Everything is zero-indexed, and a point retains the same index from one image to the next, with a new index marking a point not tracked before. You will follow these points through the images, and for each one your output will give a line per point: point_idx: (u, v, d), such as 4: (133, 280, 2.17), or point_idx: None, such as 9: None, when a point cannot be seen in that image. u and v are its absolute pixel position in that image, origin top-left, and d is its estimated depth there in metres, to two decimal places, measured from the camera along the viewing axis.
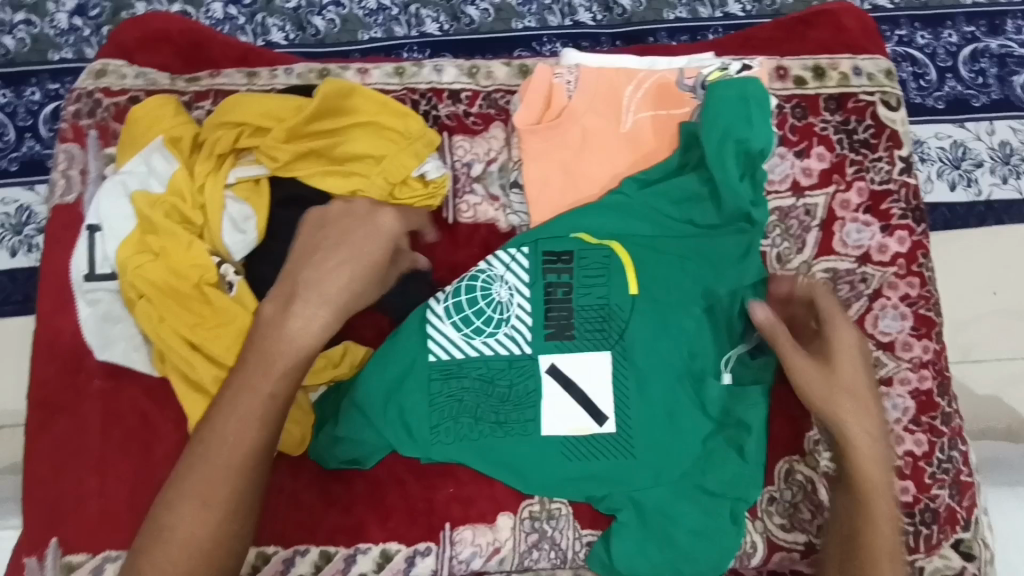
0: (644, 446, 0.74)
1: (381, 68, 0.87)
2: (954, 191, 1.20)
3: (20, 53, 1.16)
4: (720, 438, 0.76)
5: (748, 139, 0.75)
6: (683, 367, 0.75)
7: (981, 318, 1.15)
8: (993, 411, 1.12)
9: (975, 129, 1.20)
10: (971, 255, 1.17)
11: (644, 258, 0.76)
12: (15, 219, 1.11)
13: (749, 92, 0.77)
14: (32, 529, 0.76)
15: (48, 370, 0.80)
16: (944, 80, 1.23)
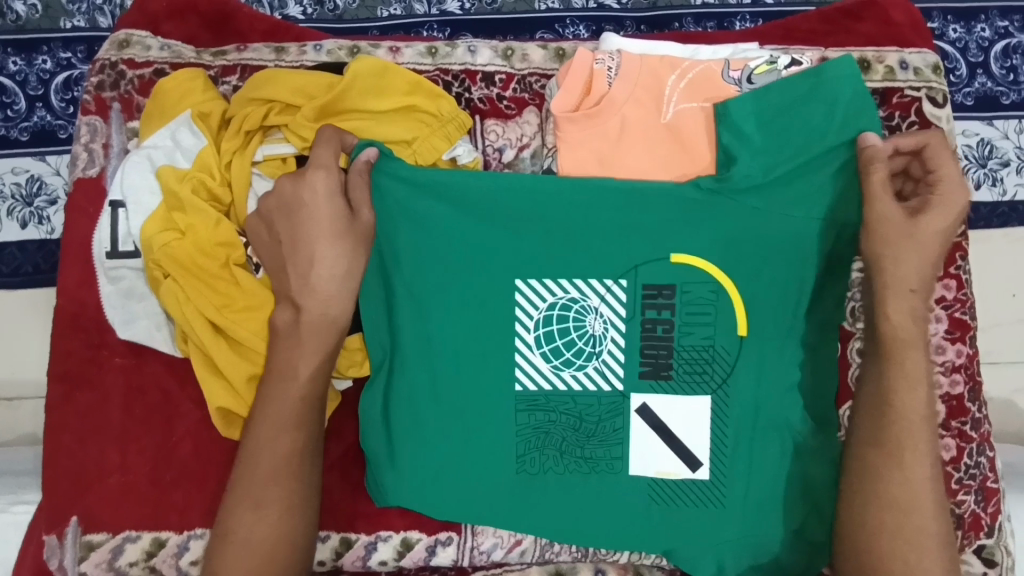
0: (732, 493, 0.75)
1: (412, 47, 0.84)
2: (978, 190, 1.18)
3: (31, 19, 1.13)
4: (779, 437, 0.75)
5: (828, 151, 0.72)
6: (780, 412, 0.75)
7: (1002, 320, 1.16)
8: (1003, 415, 1.16)
9: (1004, 128, 1.18)
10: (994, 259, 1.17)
11: (756, 280, 0.73)
12: (26, 190, 1.09)
13: (838, 98, 0.72)
14: (50, 507, 0.75)
15: (68, 347, 0.78)
16: (974, 77, 1.20)
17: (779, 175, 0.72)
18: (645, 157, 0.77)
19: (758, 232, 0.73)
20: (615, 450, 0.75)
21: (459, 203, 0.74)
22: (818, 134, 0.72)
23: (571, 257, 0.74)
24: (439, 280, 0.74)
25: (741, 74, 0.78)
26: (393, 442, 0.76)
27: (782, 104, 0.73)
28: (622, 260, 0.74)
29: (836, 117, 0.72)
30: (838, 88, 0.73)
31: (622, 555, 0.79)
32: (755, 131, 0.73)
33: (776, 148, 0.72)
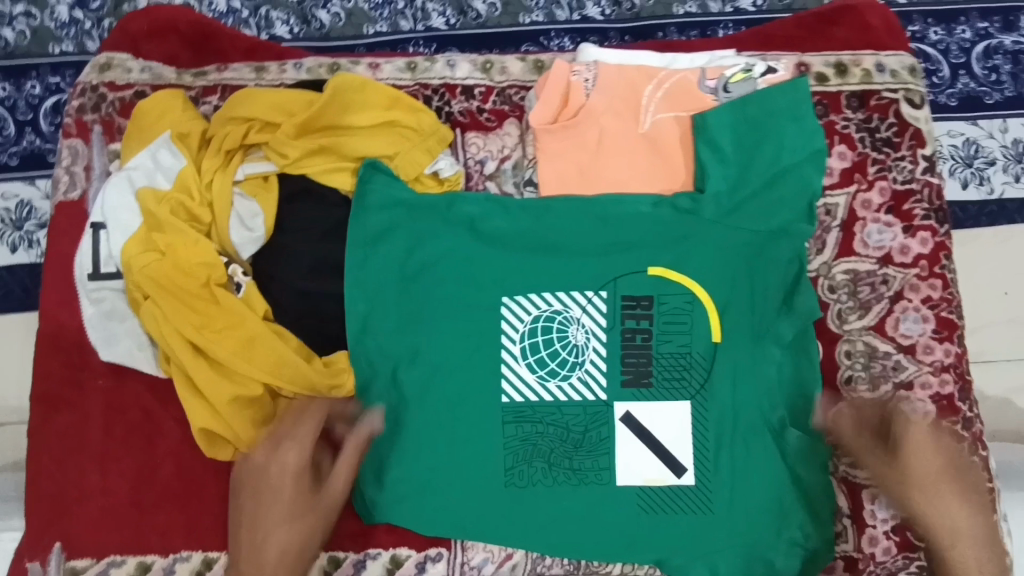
0: (720, 499, 0.76)
1: (392, 63, 0.85)
2: (966, 190, 1.18)
3: (20, 45, 1.14)
4: (766, 441, 0.77)
5: (794, 159, 0.75)
6: (759, 416, 0.77)
7: (998, 320, 1.15)
8: (1004, 415, 1.13)
9: (988, 128, 1.19)
10: (985, 259, 1.16)
11: (730, 286, 0.75)
12: (15, 215, 1.09)
13: (800, 108, 0.75)
14: (33, 534, 0.75)
15: (51, 371, 0.77)
16: (957, 78, 1.21)
17: (747, 186, 0.75)
18: (624, 165, 0.78)
19: (723, 238, 0.75)
20: (602, 461, 0.76)
21: (435, 218, 0.76)
22: (785, 143, 0.75)
23: (550, 268, 0.75)
24: (420, 295, 0.75)
25: (717, 83, 0.78)
26: (381, 459, 0.76)
27: (748, 123, 0.76)
28: (598, 268, 0.75)
29: (795, 126, 0.75)
30: (798, 111, 0.75)
31: (615, 566, 0.79)
32: (724, 139, 0.75)
33: (735, 157, 0.75)
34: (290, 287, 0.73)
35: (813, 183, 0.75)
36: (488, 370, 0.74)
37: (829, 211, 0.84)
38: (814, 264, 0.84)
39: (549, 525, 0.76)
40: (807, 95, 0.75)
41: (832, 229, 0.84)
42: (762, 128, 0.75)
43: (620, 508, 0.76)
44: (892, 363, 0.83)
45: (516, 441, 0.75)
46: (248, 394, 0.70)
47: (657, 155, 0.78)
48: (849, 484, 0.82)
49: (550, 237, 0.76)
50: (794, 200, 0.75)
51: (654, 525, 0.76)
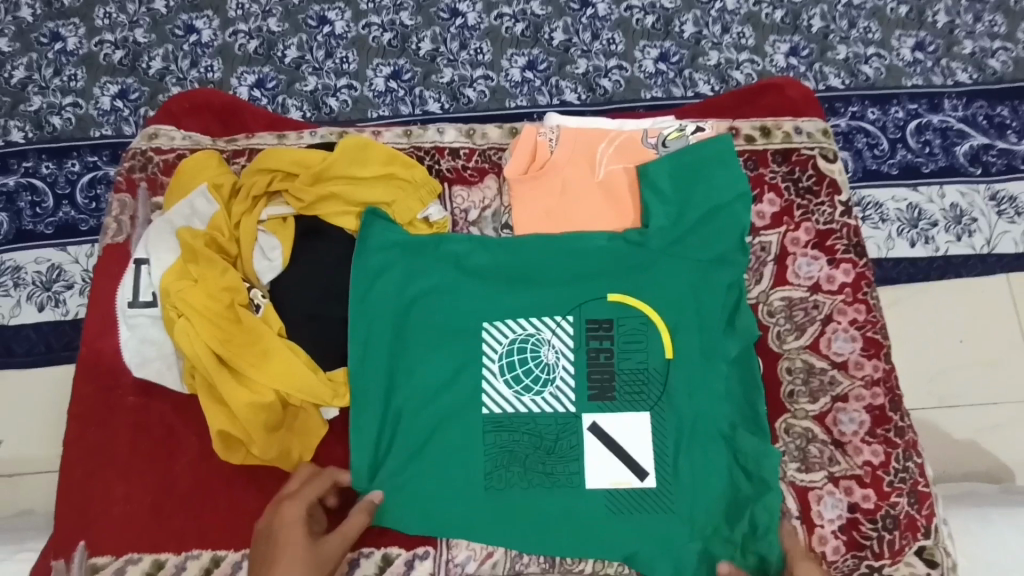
0: (681, 499, 0.83)
1: (392, 131, 1.02)
2: (914, 248, 1.34)
3: (65, 130, 1.34)
4: (718, 446, 0.85)
5: (727, 201, 0.90)
6: (712, 423, 0.85)
7: (956, 365, 1.28)
8: (971, 456, 1.24)
9: (928, 193, 1.37)
10: (936, 309, 1.31)
11: (681, 307, 0.87)
12: (45, 278, 1.24)
13: (725, 158, 0.91)
14: (60, 534, 0.83)
15: (88, 388, 0.88)
16: (896, 150, 1.40)
17: (688, 223, 0.89)
18: (585, 209, 0.93)
19: (667, 267, 0.88)
20: (572, 466, 0.84)
21: (426, 258, 0.89)
22: (717, 188, 0.90)
23: (524, 294, 0.88)
24: (411, 317, 0.87)
25: (658, 140, 0.96)
26: (372, 471, 0.85)
27: (683, 172, 0.91)
28: (566, 292, 0.88)
29: (725, 174, 0.91)
30: (724, 162, 0.91)
31: (586, 564, 0.86)
32: (667, 186, 0.91)
33: (676, 200, 0.90)
34: (304, 311, 0.87)
35: (742, 220, 0.90)
36: (469, 383, 0.85)
37: (763, 247, 0.98)
38: (753, 293, 0.97)
39: (519, 529, 0.83)
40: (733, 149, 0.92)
41: (767, 263, 0.98)
42: (698, 176, 0.91)
43: (590, 508, 0.83)
44: (829, 378, 0.94)
45: (496, 447, 0.84)
46: (262, 400, 0.81)
47: (610, 200, 0.93)
48: (798, 487, 0.90)
49: (522, 270, 0.89)
50: (727, 235, 0.89)
51: (621, 524, 0.83)
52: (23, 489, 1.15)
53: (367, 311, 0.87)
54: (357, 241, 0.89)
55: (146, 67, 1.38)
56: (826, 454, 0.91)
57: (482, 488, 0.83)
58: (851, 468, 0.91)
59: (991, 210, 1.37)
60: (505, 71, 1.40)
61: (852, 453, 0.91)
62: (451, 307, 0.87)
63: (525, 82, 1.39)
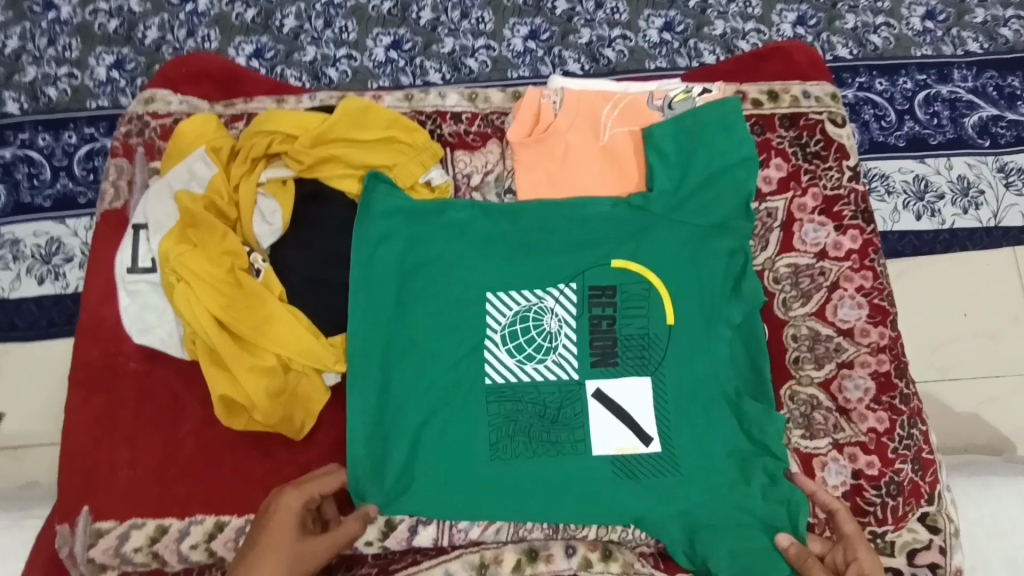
0: (688, 466, 0.82)
1: (392, 95, 1.00)
2: (920, 221, 1.33)
3: (61, 101, 1.31)
4: (724, 412, 0.84)
5: (733, 163, 0.89)
6: (717, 390, 0.84)
7: (959, 338, 1.27)
8: (973, 428, 1.24)
9: (935, 165, 1.35)
10: (939, 281, 1.30)
11: (685, 271, 0.86)
12: (45, 250, 1.23)
13: (731, 119, 0.89)
14: (65, 500, 0.83)
15: (89, 355, 0.88)
16: (903, 122, 1.38)
17: (693, 186, 0.88)
18: (589, 173, 0.92)
19: (670, 231, 0.87)
20: (576, 434, 0.82)
21: (429, 227, 0.87)
22: (723, 148, 0.89)
23: (528, 259, 0.86)
24: (414, 284, 0.86)
25: (663, 102, 0.94)
26: (370, 444, 0.82)
27: (688, 134, 0.90)
28: (571, 256, 0.87)
29: (730, 136, 0.89)
30: (729, 125, 0.89)
31: (590, 530, 0.86)
32: (674, 148, 0.89)
33: (680, 162, 0.89)
34: (306, 275, 0.86)
35: (747, 183, 0.88)
36: (471, 353, 0.84)
37: (770, 214, 0.97)
38: (758, 260, 0.96)
39: (521, 501, 0.82)
40: (740, 110, 0.90)
41: (773, 229, 0.96)
42: (704, 139, 0.89)
43: (595, 476, 0.82)
44: (835, 345, 0.93)
45: (499, 416, 0.82)
46: (264, 363, 0.81)
47: (614, 164, 0.92)
48: (802, 454, 0.90)
49: (524, 236, 0.88)
50: (732, 197, 0.88)
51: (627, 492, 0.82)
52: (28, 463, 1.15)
53: (368, 278, 0.85)
54: (359, 207, 0.87)
55: (142, 36, 1.35)
56: (831, 421, 0.91)
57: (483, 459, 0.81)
58: (855, 435, 0.90)
59: (999, 181, 1.35)
60: (507, 41, 1.37)
61: (856, 420, 0.91)
62: (454, 274, 0.86)
63: (527, 52, 1.36)
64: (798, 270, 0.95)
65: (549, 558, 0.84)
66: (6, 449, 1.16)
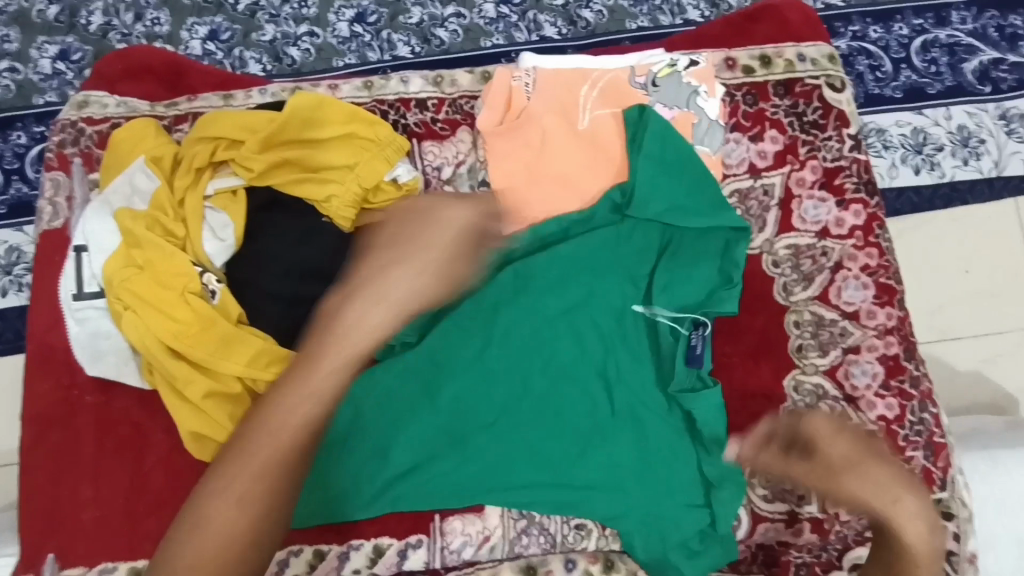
0: (483, 448, 0.79)
1: (350, 83, 0.91)
2: (919, 175, 1.26)
3: (5, 98, 1.21)
4: (619, 393, 0.81)
5: (687, 217, 0.81)
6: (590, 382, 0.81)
7: (959, 297, 1.22)
8: (977, 387, 1.18)
9: (933, 116, 1.27)
10: (941, 238, 1.23)
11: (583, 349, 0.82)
12: (5, 261, 1.14)
13: (668, 132, 0.82)
14: (28, 547, 0.77)
15: (40, 390, 0.81)
16: (900, 71, 1.30)
17: (607, 242, 0.82)
18: (568, 160, 0.84)
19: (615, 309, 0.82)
20: (483, 433, 0.79)
21: (693, 211, 0.81)
22: (658, 143, 0.81)
23: (618, 282, 0.82)
24: (538, 311, 0.81)
25: (646, 79, 0.87)
26: (352, 478, 0.78)
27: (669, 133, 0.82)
28: (678, 295, 0.81)
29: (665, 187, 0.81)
30: (663, 132, 0.82)
31: (591, 541, 0.81)
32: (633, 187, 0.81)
33: (624, 253, 0.82)
34: (262, 292, 0.78)
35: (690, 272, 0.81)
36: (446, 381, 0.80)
37: (766, 191, 0.90)
38: (757, 243, 0.89)
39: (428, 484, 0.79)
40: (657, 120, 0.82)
41: (770, 208, 0.90)
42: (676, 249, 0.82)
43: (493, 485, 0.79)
44: (840, 330, 0.87)
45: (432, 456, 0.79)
46: (227, 389, 0.74)
47: (597, 148, 0.84)
48: None
49: (621, 255, 0.82)
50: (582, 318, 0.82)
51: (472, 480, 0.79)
52: None
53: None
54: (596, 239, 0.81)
55: (86, 23, 1.24)
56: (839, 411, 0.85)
57: (499, 468, 0.79)
58: (864, 424, 0.85)
59: (1001, 130, 1.28)
60: (478, 7, 1.27)
61: (865, 409, 0.86)
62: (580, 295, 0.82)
63: (500, 18, 1.26)
64: (795, 253, 0.89)
65: (548, 575, 0.80)
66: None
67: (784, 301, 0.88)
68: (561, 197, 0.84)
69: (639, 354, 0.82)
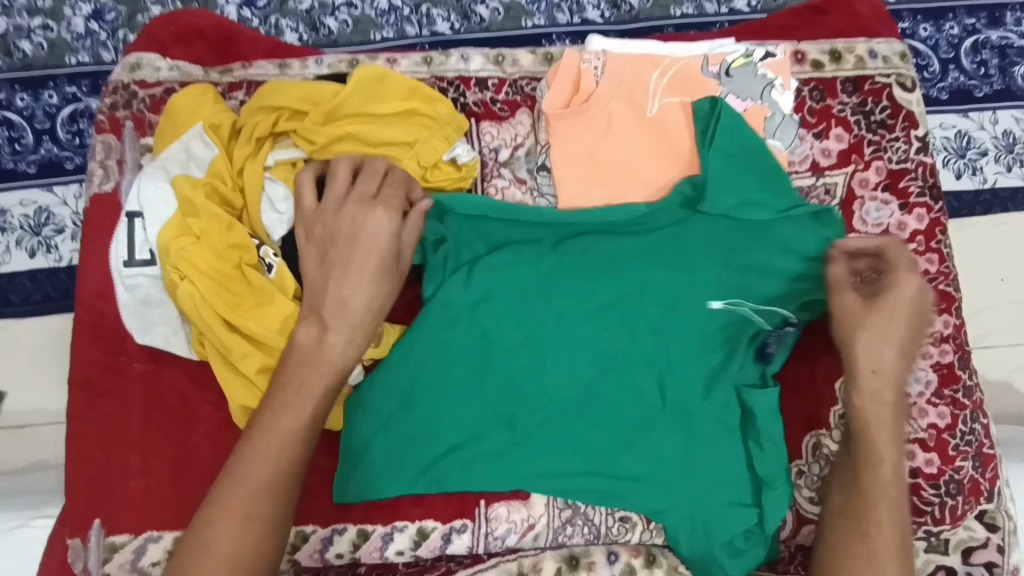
0: (526, 431, 0.78)
1: (409, 58, 0.89)
2: (959, 180, 1.23)
3: (37, 57, 1.19)
4: (675, 382, 0.78)
5: (760, 207, 0.78)
6: (647, 373, 0.78)
7: (997, 305, 1.19)
8: (1009, 397, 1.16)
9: (980, 119, 1.24)
10: (983, 244, 1.20)
11: (638, 335, 0.78)
12: (33, 221, 1.13)
13: (742, 128, 0.79)
14: (75, 513, 0.77)
15: (88, 357, 0.81)
16: (947, 72, 1.26)
17: (676, 228, 0.78)
18: (631, 149, 0.82)
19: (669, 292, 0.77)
20: (529, 415, 0.78)
21: (765, 208, 0.78)
22: (733, 136, 0.79)
23: (680, 264, 0.77)
24: (596, 292, 0.77)
25: (720, 69, 0.85)
26: (385, 457, 0.77)
27: (744, 126, 0.79)
28: (752, 282, 0.77)
29: (744, 178, 0.78)
30: (734, 125, 0.79)
31: (634, 534, 0.81)
32: (711, 172, 0.78)
33: (693, 239, 0.78)
34: None
35: (766, 256, 0.77)
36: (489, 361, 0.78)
37: (828, 190, 0.88)
38: None
39: (469, 464, 0.78)
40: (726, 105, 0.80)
41: (831, 208, 0.87)
42: (752, 235, 0.77)
43: (536, 468, 0.78)
44: None
45: (474, 438, 0.78)
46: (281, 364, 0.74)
47: (665, 139, 0.82)
48: None
49: (687, 239, 0.78)
50: (639, 302, 0.77)
51: (515, 464, 0.78)
52: (24, 446, 1.07)
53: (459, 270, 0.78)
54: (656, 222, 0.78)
55: None
56: None
57: (542, 453, 0.78)
58: (914, 432, 0.84)
59: None
60: None
61: (916, 416, 0.85)
62: (636, 276, 0.77)
63: None
64: None
65: (591, 565, 0.80)
66: (9, 428, 1.07)
67: None
68: (622, 184, 0.82)
69: (704, 344, 0.78)
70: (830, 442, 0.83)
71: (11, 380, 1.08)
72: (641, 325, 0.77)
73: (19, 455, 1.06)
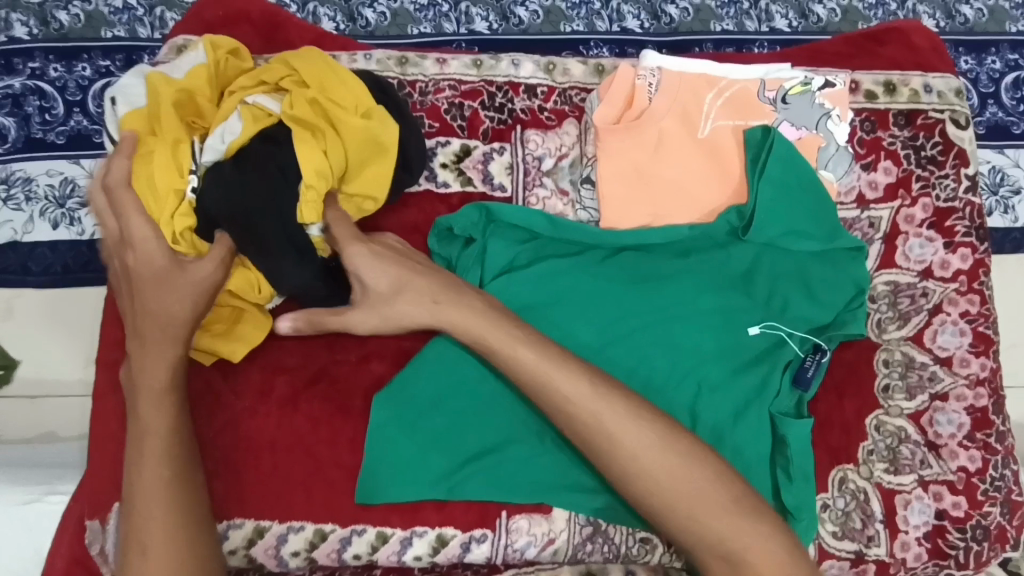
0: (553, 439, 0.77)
1: (459, 59, 0.88)
2: (990, 217, 1.18)
3: (74, 28, 1.18)
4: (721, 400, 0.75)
5: (805, 236, 0.79)
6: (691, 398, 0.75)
7: None
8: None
9: (1015, 156, 1.20)
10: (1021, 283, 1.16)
11: (682, 355, 0.75)
12: (58, 192, 1.12)
13: (796, 166, 0.80)
14: (98, 492, 0.77)
15: (117, 336, 0.81)
16: (986, 105, 1.23)
17: (720, 251, 0.79)
18: (678, 168, 0.81)
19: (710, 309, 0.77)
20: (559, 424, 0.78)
21: (812, 238, 0.79)
22: (787, 168, 0.79)
23: (728, 285, 0.78)
24: (647, 299, 0.76)
25: (776, 95, 0.84)
26: (411, 455, 0.77)
27: (795, 160, 0.80)
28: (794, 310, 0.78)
29: (802, 205, 0.79)
30: (787, 157, 0.80)
31: (654, 555, 0.80)
32: (760, 202, 0.78)
33: (736, 263, 0.79)
34: None
35: (809, 280, 0.79)
36: None
37: (872, 224, 0.87)
38: None
39: (491, 470, 0.78)
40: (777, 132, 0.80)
41: (874, 240, 0.86)
42: (795, 266, 0.79)
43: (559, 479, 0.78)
44: (929, 374, 0.85)
45: (501, 442, 0.78)
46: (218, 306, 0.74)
47: (716, 161, 0.82)
48: (884, 489, 0.82)
49: (734, 261, 0.79)
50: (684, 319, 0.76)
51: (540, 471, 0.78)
52: (35, 417, 1.06)
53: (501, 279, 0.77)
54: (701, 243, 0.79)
55: None
56: (918, 456, 0.83)
57: (566, 464, 0.78)
58: (942, 473, 0.83)
59: None
60: None
61: (946, 458, 0.83)
62: (687, 287, 0.77)
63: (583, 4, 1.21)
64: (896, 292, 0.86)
65: None
66: (22, 397, 1.06)
67: (876, 339, 0.86)
68: (669, 204, 0.81)
69: (743, 369, 0.76)
70: (856, 478, 0.82)
71: (29, 349, 1.07)
72: (687, 339, 0.75)
73: (29, 425, 1.06)
